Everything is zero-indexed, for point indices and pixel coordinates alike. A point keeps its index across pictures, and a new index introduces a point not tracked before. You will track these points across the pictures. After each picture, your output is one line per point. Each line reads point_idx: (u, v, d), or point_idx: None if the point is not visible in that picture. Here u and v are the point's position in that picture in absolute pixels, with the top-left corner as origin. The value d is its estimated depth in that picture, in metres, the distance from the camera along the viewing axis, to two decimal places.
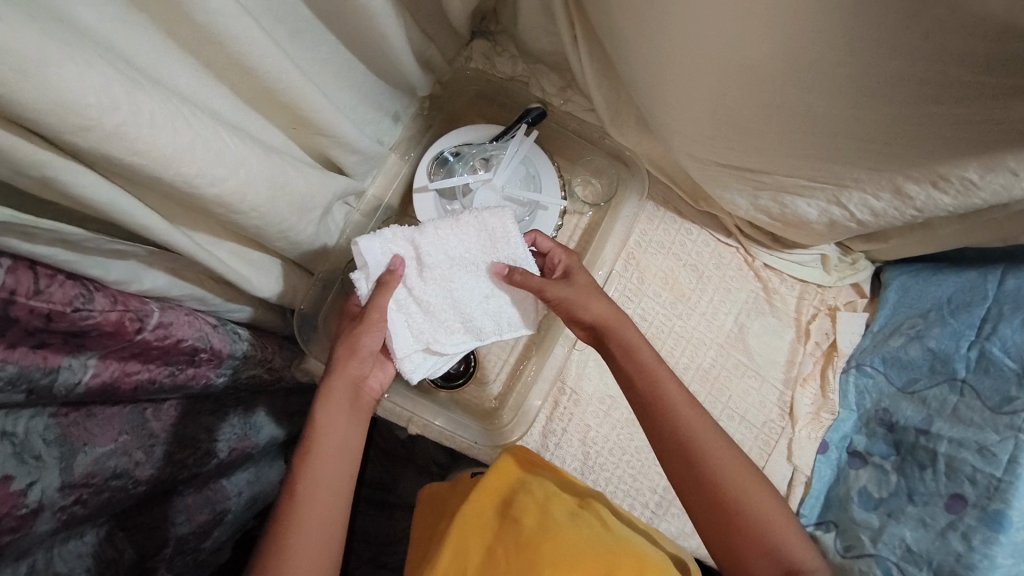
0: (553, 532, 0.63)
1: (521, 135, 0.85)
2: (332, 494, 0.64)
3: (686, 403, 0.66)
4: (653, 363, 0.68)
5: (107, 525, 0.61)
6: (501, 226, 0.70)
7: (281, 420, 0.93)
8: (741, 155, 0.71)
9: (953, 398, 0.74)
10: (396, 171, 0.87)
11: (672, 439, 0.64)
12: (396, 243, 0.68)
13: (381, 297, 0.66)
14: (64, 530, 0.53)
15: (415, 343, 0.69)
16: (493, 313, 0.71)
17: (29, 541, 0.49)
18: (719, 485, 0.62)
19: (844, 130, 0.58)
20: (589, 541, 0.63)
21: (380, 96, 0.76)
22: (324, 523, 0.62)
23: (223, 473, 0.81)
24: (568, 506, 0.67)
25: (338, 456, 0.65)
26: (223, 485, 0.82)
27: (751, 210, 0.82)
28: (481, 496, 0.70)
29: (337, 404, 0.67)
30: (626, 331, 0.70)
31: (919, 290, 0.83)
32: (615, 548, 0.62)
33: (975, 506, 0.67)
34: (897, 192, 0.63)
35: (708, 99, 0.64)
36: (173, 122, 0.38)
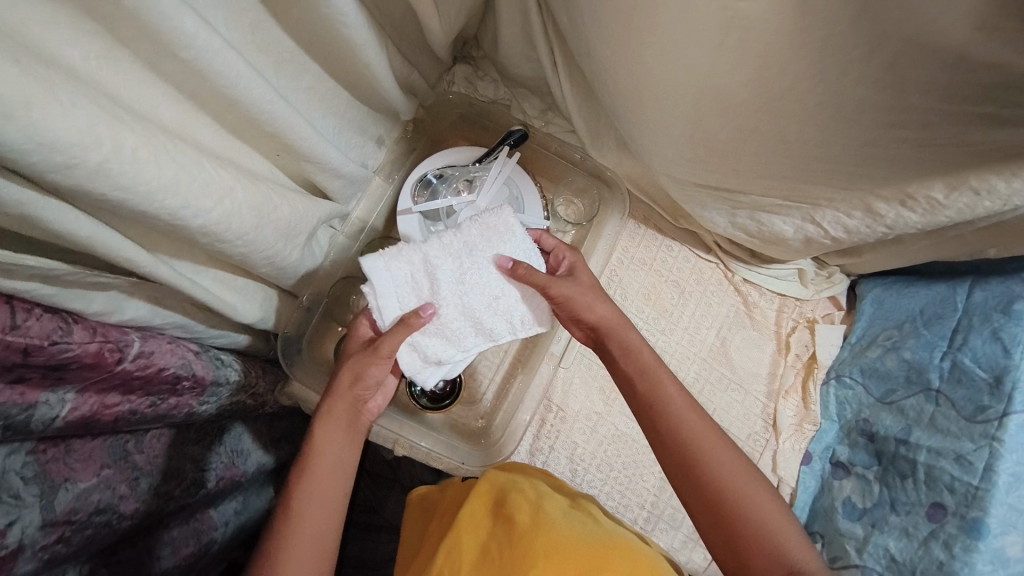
0: (547, 527, 0.63)
1: (504, 157, 0.86)
2: (325, 509, 0.64)
3: (685, 403, 0.66)
4: (653, 363, 0.69)
5: (90, 563, 0.60)
6: (505, 225, 0.71)
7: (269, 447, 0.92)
8: (719, 176, 0.73)
9: (930, 408, 0.76)
10: (380, 193, 0.88)
11: (674, 440, 0.65)
12: (400, 262, 0.69)
13: (395, 334, 0.66)
14: (46, 569, 0.53)
15: (428, 358, 0.70)
16: (503, 313, 0.71)
17: None
18: (719, 491, 0.62)
19: (814, 152, 0.60)
20: (578, 537, 0.63)
21: (364, 120, 0.77)
22: (320, 541, 0.63)
23: (210, 502, 0.80)
24: (563, 507, 0.68)
25: (334, 473, 0.66)
26: (210, 514, 0.81)
27: (729, 227, 0.84)
28: (478, 496, 0.69)
29: (337, 423, 0.67)
30: (627, 333, 0.70)
31: (893, 302, 0.86)
32: (606, 540, 0.64)
33: (954, 514, 0.69)
34: (868, 211, 0.65)
35: (684, 122, 0.66)
36: (157, 156, 0.38)
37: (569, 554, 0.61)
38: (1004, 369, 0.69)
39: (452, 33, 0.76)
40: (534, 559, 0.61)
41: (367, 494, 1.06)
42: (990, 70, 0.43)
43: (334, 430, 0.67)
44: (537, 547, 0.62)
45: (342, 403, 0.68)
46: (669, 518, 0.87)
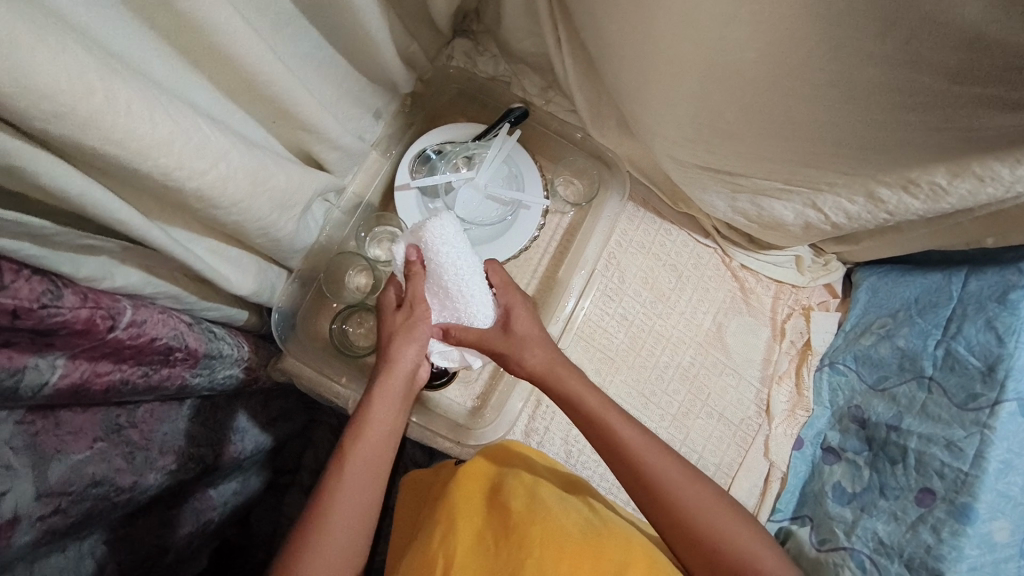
0: (542, 514, 0.63)
1: (504, 135, 0.85)
2: (377, 470, 0.65)
3: (648, 450, 0.66)
4: (608, 410, 0.68)
5: (91, 537, 0.63)
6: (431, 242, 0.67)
7: (265, 424, 0.92)
8: (722, 159, 0.72)
9: (921, 395, 0.76)
10: (376, 168, 0.86)
11: (637, 484, 0.66)
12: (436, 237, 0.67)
13: (419, 285, 0.70)
14: (45, 541, 0.53)
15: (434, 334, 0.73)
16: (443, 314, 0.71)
17: (8, 553, 0.48)
18: (689, 528, 0.63)
19: (820, 135, 0.59)
20: (577, 523, 0.63)
21: (362, 91, 0.75)
22: (364, 506, 0.63)
23: (210, 482, 0.81)
24: (557, 492, 0.68)
25: (387, 442, 0.67)
26: (211, 494, 0.83)
27: (729, 212, 0.84)
28: (467, 484, 0.69)
29: (395, 392, 0.68)
30: (571, 376, 0.70)
31: (888, 290, 0.86)
32: (603, 530, 0.63)
33: (944, 499, 0.69)
34: (870, 197, 0.65)
35: (691, 102, 0.65)
36: (152, 112, 0.36)
37: (566, 537, 0.60)
38: (997, 357, 0.70)
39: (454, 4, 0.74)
40: (529, 542, 0.60)
41: None
42: (1004, 50, 0.42)
43: (388, 402, 0.68)
44: (532, 535, 0.61)
45: (398, 371, 0.69)
46: None
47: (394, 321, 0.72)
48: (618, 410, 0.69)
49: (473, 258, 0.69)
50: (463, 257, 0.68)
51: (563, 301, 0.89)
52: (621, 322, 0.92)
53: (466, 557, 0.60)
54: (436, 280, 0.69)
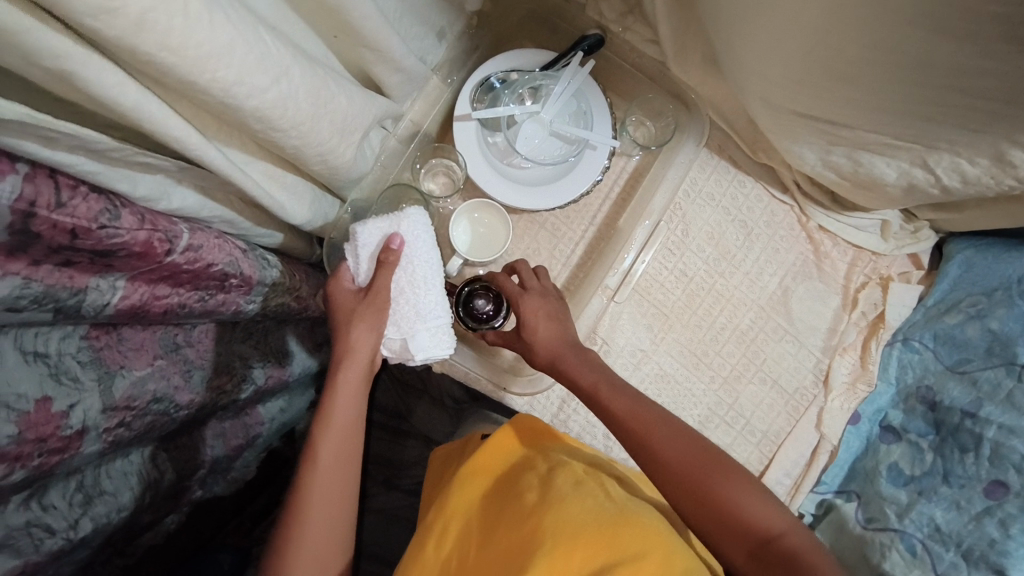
0: (562, 504, 0.63)
1: (576, 65, 0.77)
2: (346, 457, 0.67)
3: (631, 406, 0.65)
4: (593, 373, 0.67)
5: (150, 446, 0.65)
6: (411, 231, 0.69)
7: (310, 350, 0.93)
8: (825, 105, 0.64)
9: (1009, 383, 0.70)
10: (436, 95, 0.80)
11: (629, 442, 0.64)
12: (411, 231, 0.69)
13: (384, 274, 0.66)
14: (111, 450, 0.55)
15: (396, 328, 0.67)
16: (410, 307, 0.67)
17: (76, 460, 0.49)
18: (686, 482, 0.61)
19: (959, 83, 0.51)
20: (595, 513, 0.62)
21: (428, 6, 0.68)
22: (334, 496, 0.66)
23: (258, 401, 0.83)
24: (574, 477, 0.66)
25: (351, 430, 0.67)
26: (258, 410, 0.86)
27: (818, 166, 0.76)
28: (478, 476, 0.70)
29: (356, 382, 0.67)
30: (561, 345, 0.70)
31: (986, 266, 0.78)
32: (620, 520, 0.61)
33: (1018, 494, 0.64)
34: (997, 158, 0.58)
35: (806, 34, 0.56)
36: (212, 14, 0.32)
37: (580, 526, 0.60)
38: None
39: None
40: (542, 534, 0.60)
41: (396, 402, 1.09)
42: None
43: (348, 391, 0.67)
44: (546, 528, 0.60)
45: (358, 360, 0.66)
46: None
47: (354, 304, 0.67)
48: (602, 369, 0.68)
49: (438, 255, 0.72)
50: (438, 262, 0.70)
51: (621, 256, 0.84)
52: (680, 278, 0.87)
53: (479, 551, 0.62)
54: (411, 270, 0.68)
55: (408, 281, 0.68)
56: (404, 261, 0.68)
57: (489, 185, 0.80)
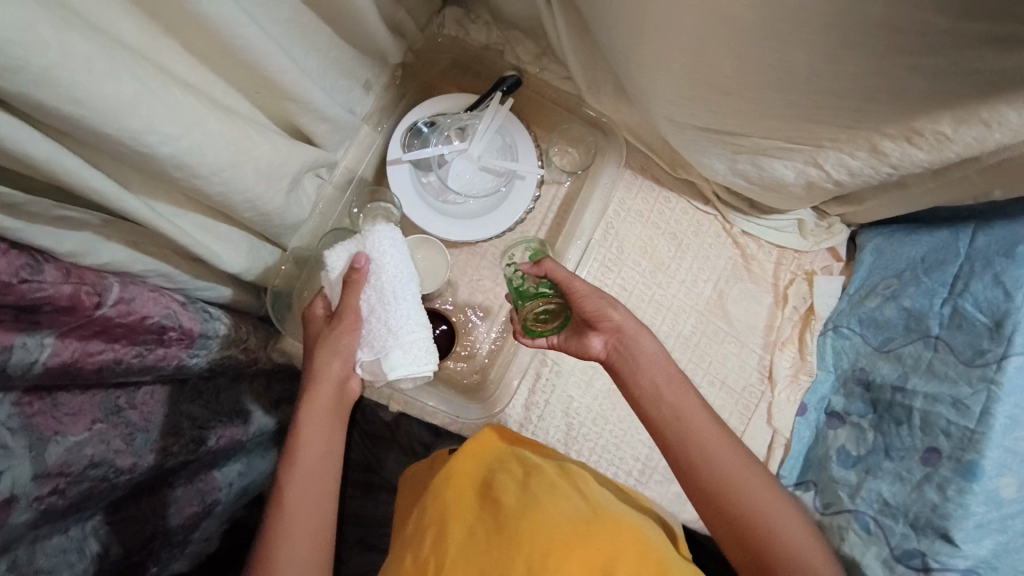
0: (534, 506, 0.64)
1: (496, 104, 0.82)
2: (319, 484, 0.69)
3: (710, 428, 0.66)
4: (674, 384, 0.68)
5: (94, 519, 0.63)
6: (376, 245, 0.70)
7: (269, 408, 0.93)
8: (719, 117, 0.70)
9: (928, 354, 0.73)
10: (369, 142, 0.84)
11: (698, 473, 0.65)
12: (377, 245, 0.69)
13: (352, 295, 0.68)
14: (45, 522, 0.53)
15: (368, 348, 0.68)
16: (381, 324, 0.68)
17: (5, 533, 0.48)
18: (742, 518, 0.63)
19: (819, 85, 0.58)
20: (564, 513, 0.63)
21: (351, 63, 0.73)
22: (309, 531, 0.67)
23: (214, 463, 0.82)
24: (547, 479, 0.68)
25: (320, 463, 0.69)
26: (214, 475, 0.84)
27: (729, 175, 0.82)
28: (461, 481, 0.70)
29: (322, 415, 0.69)
30: (641, 348, 0.70)
31: (894, 252, 0.84)
32: (591, 519, 0.63)
33: (950, 457, 0.65)
34: (872, 150, 0.65)
35: (686, 56, 0.63)
36: (114, 69, 0.35)
37: (555, 528, 0.62)
38: (1005, 312, 0.67)
39: None
40: (519, 537, 0.61)
41: (365, 452, 1.07)
42: None
43: (316, 423, 0.69)
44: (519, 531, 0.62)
45: (324, 389, 0.69)
46: (662, 471, 0.88)
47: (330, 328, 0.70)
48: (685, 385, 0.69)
49: (412, 267, 0.72)
50: (410, 275, 0.71)
51: None
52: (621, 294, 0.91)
53: (460, 556, 0.62)
54: (378, 283, 0.69)
55: (378, 298, 0.68)
56: (375, 277, 0.69)
57: (427, 223, 0.84)
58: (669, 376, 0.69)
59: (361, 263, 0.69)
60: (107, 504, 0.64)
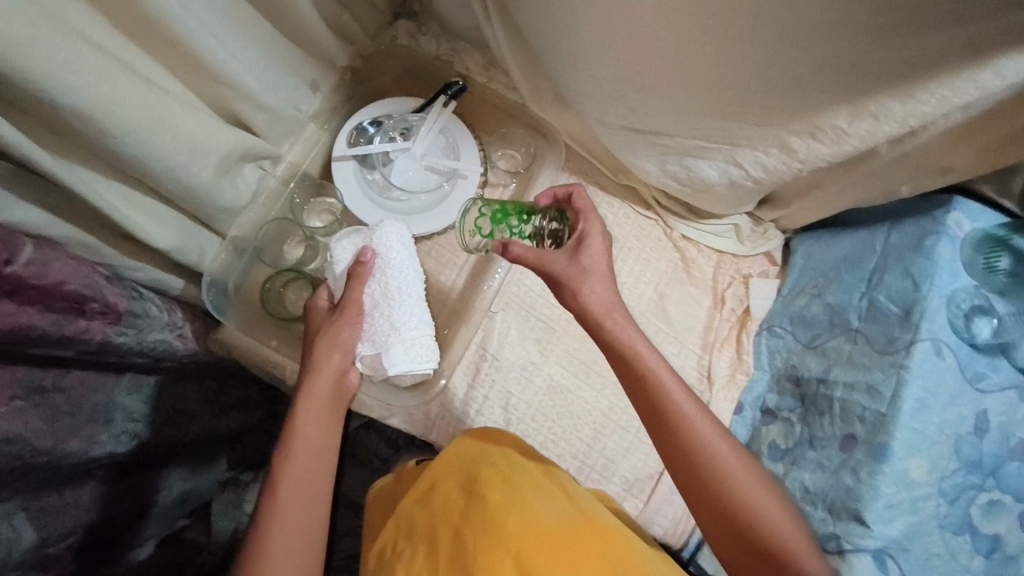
0: (524, 510, 0.65)
1: (439, 107, 0.87)
2: (316, 480, 0.68)
3: (703, 420, 0.64)
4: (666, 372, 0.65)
5: (12, 504, 0.59)
6: (383, 240, 0.74)
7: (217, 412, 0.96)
8: (642, 117, 0.74)
9: (848, 346, 0.75)
10: (314, 140, 0.86)
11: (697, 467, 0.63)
12: (382, 240, 0.74)
13: (354, 288, 0.72)
14: None
15: (371, 341, 0.72)
16: (386, 319, 0.72)
17: None
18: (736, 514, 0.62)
19: (723, 81, 0.62)
20: (552, 515, 0.66)
21: (298, 63, 0.75)
22: (306, 529, 0.66)
23: (152, 464, 0.82)
24: (533, 480, 0.70)
25: (317, 457, 0.69)
26: (154, 478, 0.84)
27: (661, 176, 0.86)
28: (442, 487, 0.71)
29: (318, 406, 0.70)
30: (624, 332, 0.66)
31: (821, 253, 0.87)
32: (577, 520, 0.66)
33: (864, 441, 0.67)
34: (783, 147, 0.68)
35: (607, 55, 0.67)
36: (10, 10, 0.37)
37: (543, 529, 0.64)
38: (913, 301, 0.69)
39: None
40: (512, 540, 0.63)
41: None
42: None
43: (314, 416, 0.69)
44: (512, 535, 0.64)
45: (321, 379, 0.70)
46: (600, 469, 0.89)
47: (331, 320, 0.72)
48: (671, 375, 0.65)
49: (416, 262, 0.76)
50: (414, 271, 0.75)
51: (493, 272, 0.92)
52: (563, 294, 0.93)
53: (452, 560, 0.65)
54: (383, 278, 0.73)
55: (381, 293, 0.73)
56: (382, 271, 0.73)
57: (373, 219, 0.86)
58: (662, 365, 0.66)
59: (368, 256, 0.72)
60: (27, 488, 0.60)
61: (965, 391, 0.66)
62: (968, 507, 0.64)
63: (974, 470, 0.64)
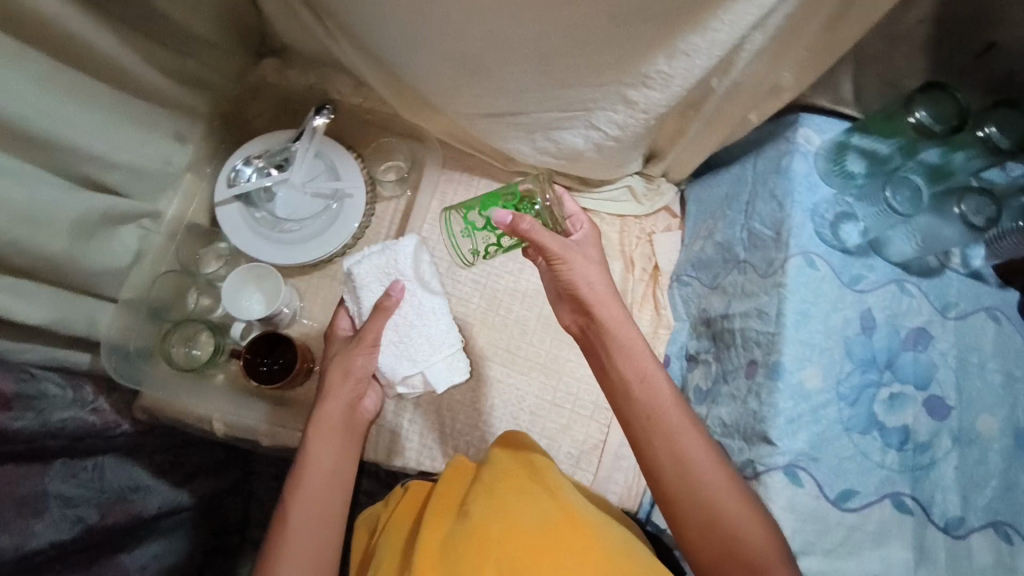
0: (505, 514, 0.63)
1: (309, 130, 0.86)
2: (326, 503, 0.72)
3: (683, 421, 0.64)
4: (653, 367, 0.66)
5: None
6: (401, 265, 0.79)
7: (178, 482, 0.98)
8: (496, 101, 0.76)
9: (740, 278, 0.77)
10: (195, 189, 0.87)
11: (669, 469, 0.63)
12: (401, 265, 0.79)
13: (381, 320, 0.76)
14: None
15: (412, 364, 0.78)
16: (424, 338, 0.79)
17: None
18: (706, 514, 0.60)
19: (543, 49, 0.64)
20: (533, 518, 0.62)
21: (157, 117, 0.76)
22: (316, 556, 0.70)
23: (113, 544, 0.87)
24: (516, 483, 0.67)
25: (325, 486, 0.73)
26: (118, 557, 0.88)
27: (537, 155, 0.87)
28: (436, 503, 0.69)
29: (330, 433, 0.75)
30: (620, 330, 0.67)
31: (707, 195, 0.89)
32: (557, 521, 0.62)
33: (762, 364, 0.68)
34: (625, 102, 0.70)
35: (440, 47, 0.69)
36: None
37: (524, 535, 0.61)
38: (781, 221, 0.71)
39: (212, 13, 0.78)
40: (493, 545, 0.60)
41: None
42: None
43: (325, 445, 0.75)
44: (494, 533, 0.61)
45: (330, 408, 0.76)
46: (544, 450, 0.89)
47: (355, 352, 0.77)
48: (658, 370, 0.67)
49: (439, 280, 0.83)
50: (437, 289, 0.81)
51: None
52: (475, 289, 0.94)
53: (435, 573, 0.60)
54: (411, 301, 0.79)
55: (411, 317, 0.79)
56: (413, 296, 0.79)
57: (267, 255, 0.87)
58: (647, 364, 0.66)
59: (399, 285, 0.77)
60: None
61: (844, 295, 0.67)
62: (870, 404, 0.65)
63: (869, 368, 0.65)
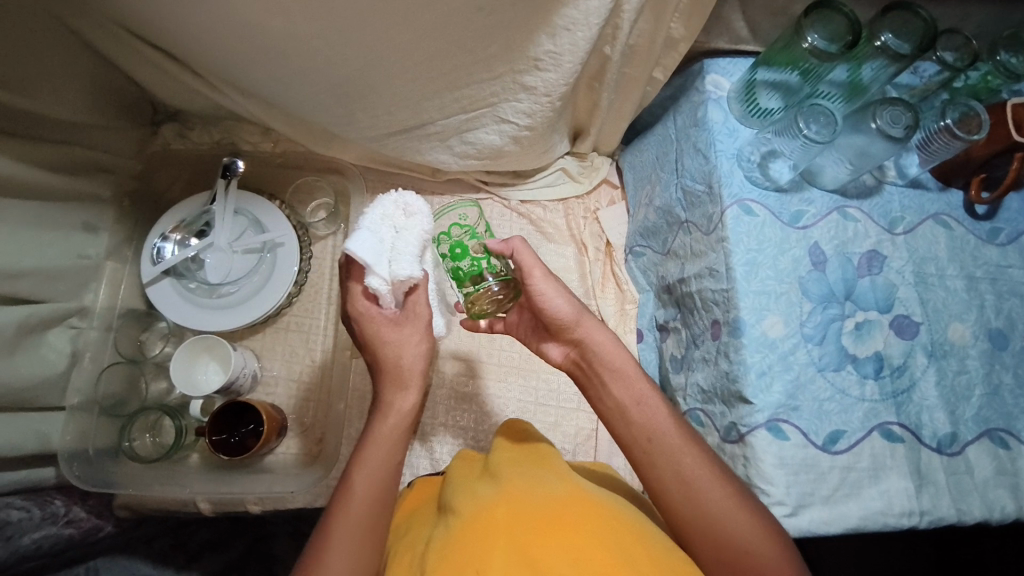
0: (510, 494, 0.54)
1: (224, 189, 0.84)
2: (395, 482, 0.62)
3: (683, 444, 0.60)
4: (644, 389, 0.63)
5: None
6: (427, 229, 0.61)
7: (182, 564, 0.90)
8: (398, 115, 0.73)
9: (687, 239, 0.74)
10: (120, 274, 0.85)
11: (673, 493, 0.59)
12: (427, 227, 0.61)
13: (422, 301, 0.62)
14: None
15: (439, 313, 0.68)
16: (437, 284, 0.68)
17: None
18: (716, 534, 0.56)
19: (423, 55, 0.62)
20: (536, 501, 0.54)
21: (57, 211, 0.73)
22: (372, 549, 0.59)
23: None
24: (521, 469, 0.59)
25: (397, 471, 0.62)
26: None
27: (460, 160, 0.84)
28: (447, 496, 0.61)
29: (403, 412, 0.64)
30: (609, 355, 0.64)
31: (640, 162, 0.87)
32: (566, 502, 0.54)
33: (724, 323, 0.65)
34: (525, 88, 0.67)
35: (321, 74, 0.66)
36: None
37: (530, 514, 0.52)
38: (711, 173, 0.68)
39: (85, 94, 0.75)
40: (497, 525, 0.51)
41: None
42: None
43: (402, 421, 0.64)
44: (495, 521, 0.52)
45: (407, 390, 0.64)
46: None
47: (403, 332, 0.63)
48: (651, 393, 0.63)
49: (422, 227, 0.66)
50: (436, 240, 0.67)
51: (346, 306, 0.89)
52: None
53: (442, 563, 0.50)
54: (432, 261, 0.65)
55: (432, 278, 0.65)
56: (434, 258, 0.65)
57: (209, 324, 0.83)
58: (638, 386, 0.63)
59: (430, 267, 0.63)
60: None
61: (789, 235, 0.65)
62: (839, 340, 0.63)
63: (829, 303, 0.63)
